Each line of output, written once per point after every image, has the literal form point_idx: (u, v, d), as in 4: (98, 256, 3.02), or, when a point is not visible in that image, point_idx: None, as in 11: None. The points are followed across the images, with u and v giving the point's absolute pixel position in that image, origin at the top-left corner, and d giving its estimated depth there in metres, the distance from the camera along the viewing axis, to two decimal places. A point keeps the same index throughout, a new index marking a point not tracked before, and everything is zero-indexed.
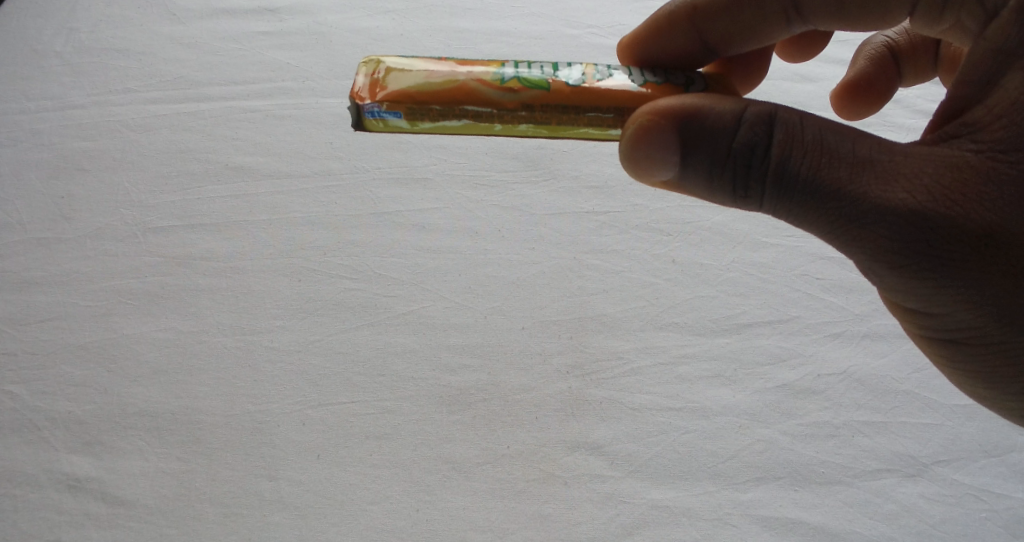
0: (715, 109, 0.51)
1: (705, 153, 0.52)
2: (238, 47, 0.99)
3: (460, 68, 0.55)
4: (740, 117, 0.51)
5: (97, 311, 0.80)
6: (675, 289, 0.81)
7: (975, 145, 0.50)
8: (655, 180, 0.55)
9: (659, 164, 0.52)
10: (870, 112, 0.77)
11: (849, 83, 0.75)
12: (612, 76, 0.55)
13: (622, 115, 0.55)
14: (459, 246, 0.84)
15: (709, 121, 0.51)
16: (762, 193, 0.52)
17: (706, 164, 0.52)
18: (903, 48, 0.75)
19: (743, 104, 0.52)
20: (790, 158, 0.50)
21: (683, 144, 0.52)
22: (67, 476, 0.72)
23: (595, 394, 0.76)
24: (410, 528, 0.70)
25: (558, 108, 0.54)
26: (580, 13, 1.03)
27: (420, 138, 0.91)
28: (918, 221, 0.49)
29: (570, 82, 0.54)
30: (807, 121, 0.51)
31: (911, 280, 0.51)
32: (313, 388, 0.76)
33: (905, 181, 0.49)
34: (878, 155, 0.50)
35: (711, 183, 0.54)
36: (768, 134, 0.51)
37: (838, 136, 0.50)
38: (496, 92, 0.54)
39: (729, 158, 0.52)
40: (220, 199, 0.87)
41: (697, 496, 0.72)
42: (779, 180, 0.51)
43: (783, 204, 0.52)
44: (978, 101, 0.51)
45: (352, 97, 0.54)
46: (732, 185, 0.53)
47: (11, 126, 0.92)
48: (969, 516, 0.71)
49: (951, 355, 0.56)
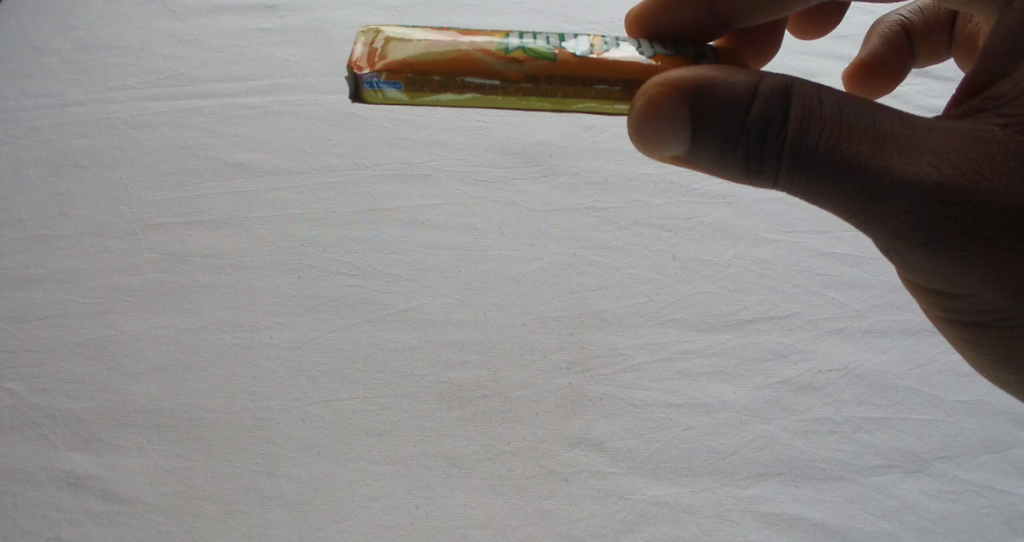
0: (728, 82, 0.51)
1: (718, 127, 0.52)
2: (237, 44, 0.98)
3: (462, 38, 0.54)
4: (754, 89, 0.51)
5: (97, 309, 0.79)
6: (675, 284, 0.81)
7: (1002, 120, 0.49)
8: (665, 156, 0.55)
9: (669, 138, 0.52)
10: (883, 93, 0.77)
11: (862, 62, 0.76)
12: (619, 47, 0.55)
13: (629, 88, 0.55)
14: (458, 242, 0.84)
15: (722, 93, 0.51)
16: (777, 169, 0.52)
17: (719, 138, 0.52)
18: (918, 27, 0.76)
19: (758, 77, 0.51)
20: (807, 131, 0.50)
21: (695, 117, 0.52)
22: (67, 473, 0.72)
23: (595, 391, 0.76)
24: (410, 525, 0.70)
25: (563, 79, 0.54)
26: (580, 9, 1.03)
27: (420, 134, 0.92)
28: (944, 196, 0.48)
29: (577, 54, 0.54)
30: (824, 94, 0.50)
31: (934, 259, 0.51)
32: (313, 386, 0.75)
33: (929, 155, 0.49)
34: (899, 128, 0.49)
35: (724, 159, 0.53)
36: (784, 107, 0.51)
37: (857, 109, 0.50)
38: (499, 62, 0.54)
39: (743, 132, 0.52)
40: (219, 196, 0.86)
41: (696, 493, 0.71)
42: (795, 155, 0.51)
43: (798, 180, 0.52)
44: (1005, 74, 0.50)
45: (350, 67, 0.54)
46: (746, 160, 0.53)
47: (10, 124, 0.92)
48: (970, 512, 0.71)
49: (973, 338, 0.56)
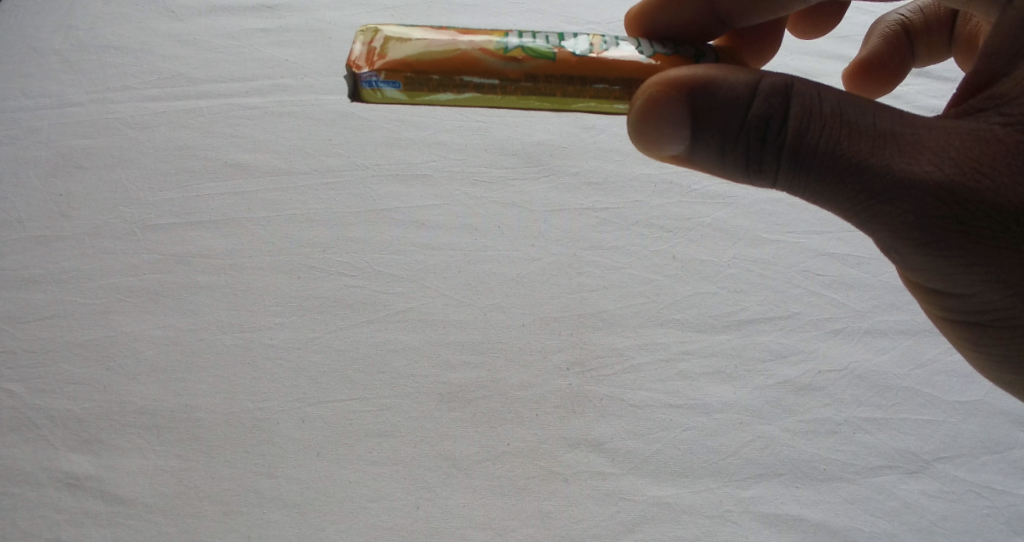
0: (728, 81, 0.51)
1: (718, 126, 0.52)
2: (237, 44, 0.98)
3: (461, 37, 0.54)
4: (755, 88, 0.51)
5: (96, 310, 0.79)
6: (675, 285, 0.81)
7: (1002, 119, 0.49)
8: (665, 155, 0.54)
9: (669, 137, 0.52)
10: (883, 93, 0.77)
11: (861, 62, 0.76)
12: (619, 46, 0.55)
13: (628, 87, 0.55)
14: (458, 243, 0.84)
15: (722, 93, 0.51)
16: (777, 168, 0.52)
17: (719, 137, 0.52)
18: (918, 27, 0.76)
19: (758, 75, 0.51)
20: (808, 130, 0.50)
21: (695, 116, 0.52)
22: (67, 474, 0.71)
23: (595, 391, 0.75)
24: (409, 526, 0.70)
25: (562, 78, 0.54)
26: (580, 9, 1.03)
27: (420, 135, 0.92)
28: (945, 196, 0.48)
29: (576, 53, 0.54)
30: (825, 93, 0.50)
31: (935, 258, 0.51)
32: (312, 387, 0.75)
33: (930, 154, 0.49)
34: (900, 127, 0.49)
35: (724, 158, 0.53)
36: (784, 106, 0.50)
37: (857, 108, 0.50)
38: (498, 61, 0.53)
39: (743, 131, 0.51)
40: (218, 197, 0.86)
41: (696, 494, 0.71)
42: (795, 154, 0.51)
43: (799, 179, 0.52)
44: (1005, 74, 0.50)
45: (349, 66, 0.54)
46: (746, 159, 0.53)
47: (9, 124, 0.91)
48: (970, 513, 0.71)
49: (973, 338, 0.56)
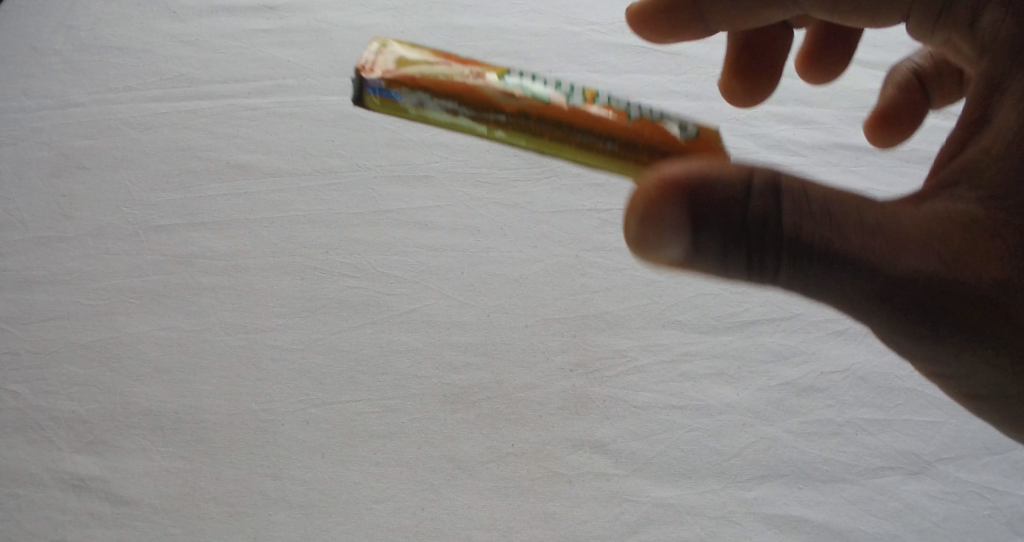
0: (723, 175, 0.48)
1: (716, 231, 0.48)
2: (238, 44, 0.98)
3: (467, 67, 0.54)
4: (751, 186, 0.48)
5: (99, 311, 0.79)
6: (678, 286, 0.82)
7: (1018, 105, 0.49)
8: (660, 264, 0.51)
9: (664, 243, 0.49)
10: (901, 140, 0.78)
11: (879, 114, 0.77)
12: (617, 103, 0.55)
13: (620, 147, 0.53)
14: (460, 244, 0.84)
15: (720, 195, 0.48)
16: (776, 273, 0.49)
17: (718, 251, 0.49)
18: (928, 73, 0.75)
19: (751, 172, 0.49)
20: (802, 222, 0.48)
21: (692, 229, 0.48)
22: (72, 475, 0.72)
23: (599, 393, 0.76)
24: (415, 527, 0.70)
25: (556, 123, 0.53)
26: (580, 10, 1.07)
27: (422, 136, 0.92)
28: (945, 284, 0.47)
29: (573, 102, 0.54)
30: (815, 191, 0.49)
31: (937, 348, 0.49)
32: (316, 388, 0.75)
33: (926, 246, 0.47)
34: (890, 221, 0.48)
35: (721, 266, 0.50)
36: (780, 207, 0.48)
37: (845, 205, 0.48)
38: (498, 93, 0.53)
39: (741, 236, 0.49)
40: (221, 198, 0.86)
41: (700, 495, 0.72)
42: (795, 244, 0.48)
43: (799, 273, 0.49)
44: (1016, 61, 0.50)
45: (358, 68, 0.54)
46: (745, 272, 0.50)
47: (11, 125, 0.91)
48: (971, 514, 0.71)
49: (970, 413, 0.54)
